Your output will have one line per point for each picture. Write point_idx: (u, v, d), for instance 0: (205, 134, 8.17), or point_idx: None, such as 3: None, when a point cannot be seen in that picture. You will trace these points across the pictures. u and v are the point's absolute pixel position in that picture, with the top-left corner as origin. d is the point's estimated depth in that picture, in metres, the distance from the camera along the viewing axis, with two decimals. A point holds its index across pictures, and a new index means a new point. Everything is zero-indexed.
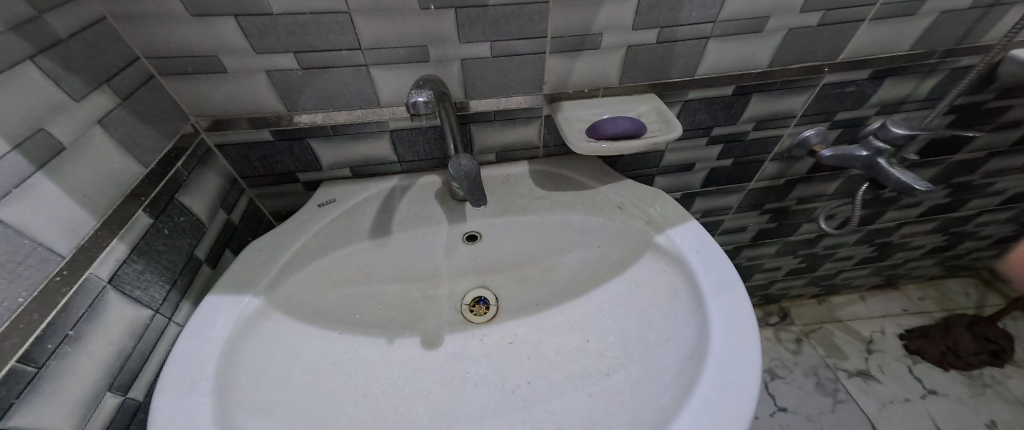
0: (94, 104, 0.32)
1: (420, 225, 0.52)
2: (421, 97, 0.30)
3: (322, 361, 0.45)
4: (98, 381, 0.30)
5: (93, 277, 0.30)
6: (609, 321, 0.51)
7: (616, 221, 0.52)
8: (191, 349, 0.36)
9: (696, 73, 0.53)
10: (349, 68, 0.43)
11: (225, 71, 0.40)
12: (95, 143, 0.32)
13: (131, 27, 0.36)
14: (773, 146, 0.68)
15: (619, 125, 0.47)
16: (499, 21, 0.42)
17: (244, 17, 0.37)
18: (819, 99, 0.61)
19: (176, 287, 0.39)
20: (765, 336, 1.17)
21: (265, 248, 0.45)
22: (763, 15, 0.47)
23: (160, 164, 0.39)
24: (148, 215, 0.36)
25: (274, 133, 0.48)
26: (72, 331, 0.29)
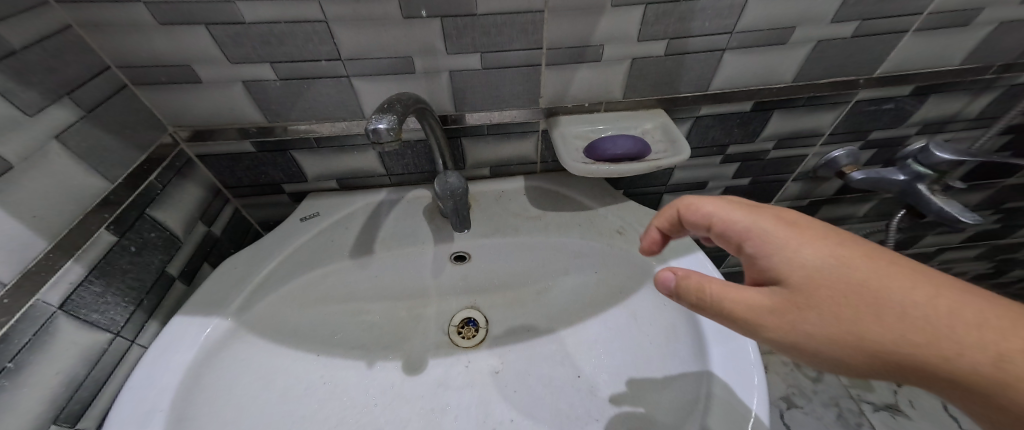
0: (51, 119, 0.30)
1: (405, 244, 0.48)
2: (382, 125, 0.28)
3: (294, 387, 0.42)
4: (39, 412, 0.29)
5: (39, 304, 0.29)
6: (604, 356, 0.46)
7: (615, 246, 0.47)
8: (148, 377, 0.34)
9: (710, 88, 0.48)
10: (330, 79, 0.41)
11: (200, 81, 0.38)
12: (51, 161, 0.30)
13: (99, 36, 0.34)
14: (796, 165, 0.63)
15: (620, 147, 0.43)
16: (489, 31, 0.38)
17: (214, 26, 0.35)
18: (850, 116, 0.55)
19: (141, 307, 0.37)
20: (783, 361, 1.10)
21: (241, 264, 0.43)
22: (789, 25, 0.42)
23: (129, 178, 0.37)
24: (112, 233, 0.35)
25: (255, 144, 0.46)
26: (11, 363, 0.27)
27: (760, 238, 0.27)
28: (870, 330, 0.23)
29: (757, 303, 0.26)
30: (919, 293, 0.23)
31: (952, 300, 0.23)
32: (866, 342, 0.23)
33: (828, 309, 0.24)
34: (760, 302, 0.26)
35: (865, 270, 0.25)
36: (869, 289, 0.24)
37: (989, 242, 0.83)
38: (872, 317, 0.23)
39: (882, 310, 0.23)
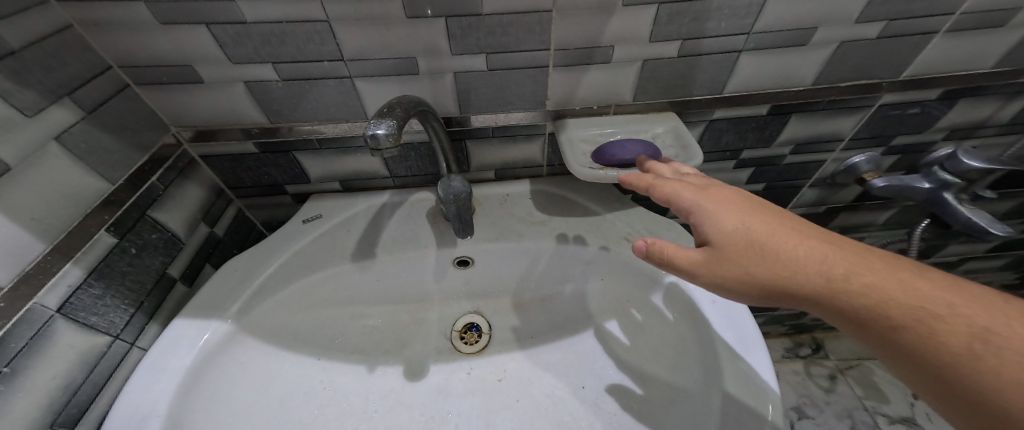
0: (50, 120, 0.30)
1: (407, 248, 0.47)
2: (381, 130, 0.27)
3: (294, 391, 0.42)
4: (34, 416, 0.29)
5: (37, 307, 0.29)
6: (610, 367, 0.45)
7: (622, 254, 0.45)
8: (145, 381, 0.33)
9: (725, 90, 0.46)
10: (332, 80, 0.40)
11: (201, 81, 0.38)
12: (49, 162, 0.30)
13: (100, 36, 0.33)
14: (814, 171, 0.60)
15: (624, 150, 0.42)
16: (495, 32, 0.37)
17: (215, 26, 0.34)
18: (873, 121, 0.52)
19: (141, 310, 0.37)
20: (794, 370, 1.07)
21: (242, 266, 0.43)
22: (810, 26, 0.40)
23: (130, 180, 0.37)
24: (113, 235, 0.35)
25: (258, 145, 0.45)
26: (8, 367, 0.27)
27: (700, 207, 0.30)
28: (784, 276, 0.26)
29: (691, 255, 0.29)
30: (816, 248, 0.26)
31: (847, 255, 0.25)
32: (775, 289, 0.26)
33: (744, 263, 0.27)
34: (692, 255, 0.29)
35: (778, 230, 0.27)
36: (781, 248, 0.27)
37: (1015, 252, 0.79)
38: (780, 269, 0.26)
39: (787, 263, 0.26)
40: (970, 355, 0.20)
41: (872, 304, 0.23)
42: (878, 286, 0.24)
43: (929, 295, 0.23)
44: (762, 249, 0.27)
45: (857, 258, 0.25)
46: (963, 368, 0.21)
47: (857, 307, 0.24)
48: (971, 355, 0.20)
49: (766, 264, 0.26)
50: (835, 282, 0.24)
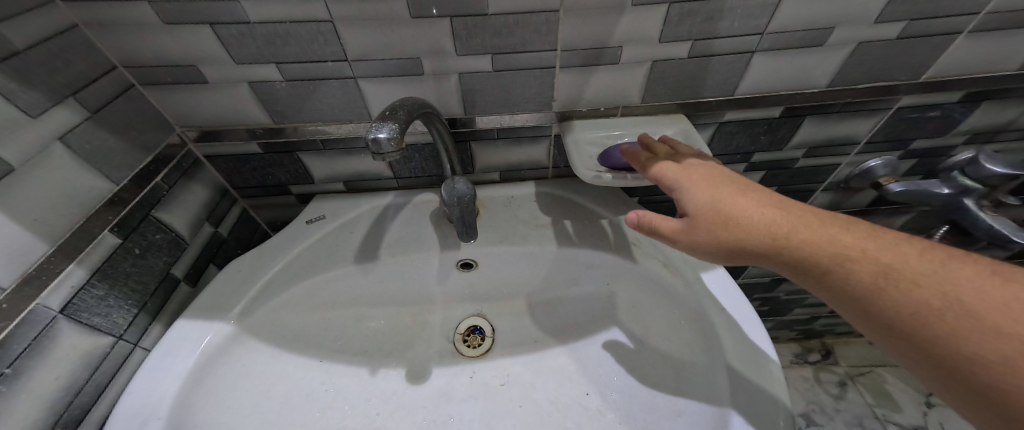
0: (54, 121, 0.30)
1: (410, 250, 0.47)
2: (383, 134, 0.26)
3: (296, 394, 0.42)
4: (37, 417, 0.29)
5: (40, 308, 0.29)
6: (614, 374, 0.44)
7: (628, 259, 0.45)
8: (147, 382, 0.33)
9: (737, 92, 0.45)
10: (336, 81, 0.39)
11: (206, 81, 0.38)
12: (53, 163, 0.30)
13: (105, 36, 0.33)
14: (827, 174, 0.58)
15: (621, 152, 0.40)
16: (501, 32, 0.36)
17: (219, 26, 0.34)
18: (890, 124, 0.50)
19: (144, 310, 0.37)
20: (803, 376, 1.04)
21: (245, 267, 0.43)
22: (827, 25, 0.38)
23: (135, 180, 0.37)
24: (117, 235, 0.35)
25: (262, 146, 0.45)
26: (9, 368, 0.27)
27: (682, 184, 0.33)
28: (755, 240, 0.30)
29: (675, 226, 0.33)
30: (772, 213, 0.31)
31: (795, 217, 0.30)
32: (742, 251, 0.30)
33: (718, 232, 0.31)
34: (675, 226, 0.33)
35: (744, 200, 0.31)
36: (748, 217, 0.30)
37: None
38: (748, 234, 0.30)
39: (752, 229, 0.30)
40: (886, 289, 0.26)
41: (815, 255, 0.29)
42: (817, 241, 0.29)
43: (852, 243, 0.28)
44: (733, 218, 0.31)
45: (802, 219, 0.30)
46: (883, 299, 0.26)
47: (804, 260, 0.29)
48: (887, 288, 0.26)
49: (737, 230, 0.30)
50: (787, 241, 0.29)
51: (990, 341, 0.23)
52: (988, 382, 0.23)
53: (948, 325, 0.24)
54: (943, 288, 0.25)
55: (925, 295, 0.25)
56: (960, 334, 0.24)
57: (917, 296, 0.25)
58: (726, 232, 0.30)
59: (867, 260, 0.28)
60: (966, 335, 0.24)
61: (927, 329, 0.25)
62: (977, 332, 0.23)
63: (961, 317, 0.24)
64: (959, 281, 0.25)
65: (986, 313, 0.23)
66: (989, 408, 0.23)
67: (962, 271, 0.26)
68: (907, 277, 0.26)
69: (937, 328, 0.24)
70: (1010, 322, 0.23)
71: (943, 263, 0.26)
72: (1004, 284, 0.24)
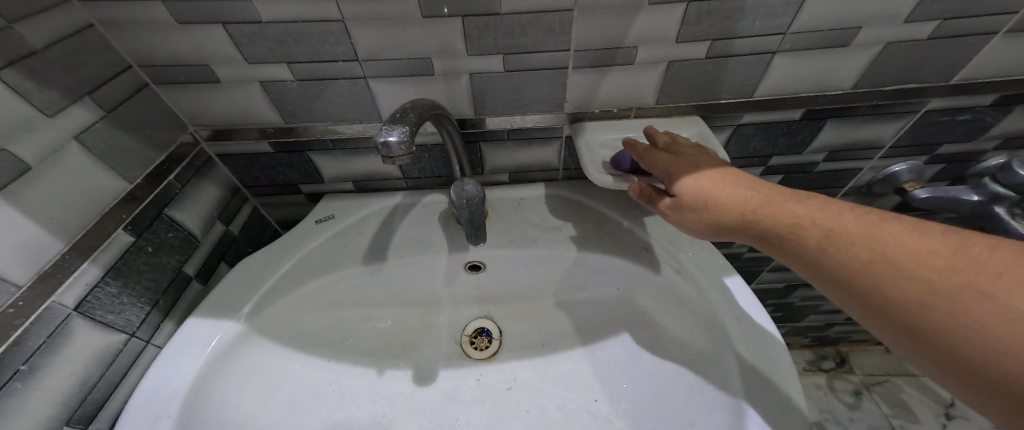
0: (70, 120, 0.30)
1: (418, 252, 0.47)
2: (393, 138, 0.26)
3: (303, 393, 0.42)
4: (52, 413, 0.29)
5: (55, 305, 0.29)
6: (624, 381, 0.43)
7: (640, 265, 0.44)
8: (159, 380, 0.34)
9: (756, 94, 0.43)
10: (347, 80, 0.39)
11: (218, 80, 0.38)
12: (69, 162, 0.30)
13: (120, 35, 0.34)
14: (848, 179, 0.56)
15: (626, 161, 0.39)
16: (513, 32, 0.36)
17: (231, 26, 0.34)
18: (917, 127, 0.48)
19: (157, 308, 0.37)
20: (816, 384, 1.02)
21: (255, 266, 0.43)
22: (853, 25, 0.37)
23: (148, 178, 0.37)
24: (130, 233, 0.35)
25: (273, 145, 0.45)
26: (26, 365, 0.27)
27: (663, 167, 0.35)
28: (723, 216, 0.32)
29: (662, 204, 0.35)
30: (734, 189, 0.32)
31: (759, 192, 0.32)
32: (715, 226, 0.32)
33: (695, 209, 0.33)
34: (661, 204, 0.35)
35: (716, 179, 0.33)
36: (723, 196, 0.32)
37: None
38: (718, 209, 0.32)
39: (723, 205, 0.32)
40: (826, 249, 0.27)
41: (767, 224, 0.30)
42: (773, 212, 0.30)
43: (802, 211, 0.29)
44: (706, 196, 0.33)
45: (765, 193, 0.31)
46: (824, 259, 0.27)
47: (761, 230, 0.30)
48: (827, 248, 0.27)
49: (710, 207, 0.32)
50: (749, 214, 0.31)
51: (914, 288, 0.24)
52: (914, 326, 0.23)
53: (877, 277, 0.25)
54: (873, 242, 0.26)
55: (858, 251, 0.26)
56: (888, 284, 0.24)
57: (852, 253, 0.26)
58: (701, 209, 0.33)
59: (812, 223, 0.29)
60: (893, 283, 0.24)
61: (860, 282, 0.26)
62: (902, 280, 0.24)
63: (888, 268, 0.25)
64: (885, 234, 0.26)
65: (910, 262, 0.24)
66: (921, 351, 0.24)
67: (893, 225, 0.26)
68: (844, 236, 0.27)
69: (869, 281, 0.25)
70: (929, 267, 0.23)
71: (877, 219, 0.27)
72: (928, 235, 0.25)
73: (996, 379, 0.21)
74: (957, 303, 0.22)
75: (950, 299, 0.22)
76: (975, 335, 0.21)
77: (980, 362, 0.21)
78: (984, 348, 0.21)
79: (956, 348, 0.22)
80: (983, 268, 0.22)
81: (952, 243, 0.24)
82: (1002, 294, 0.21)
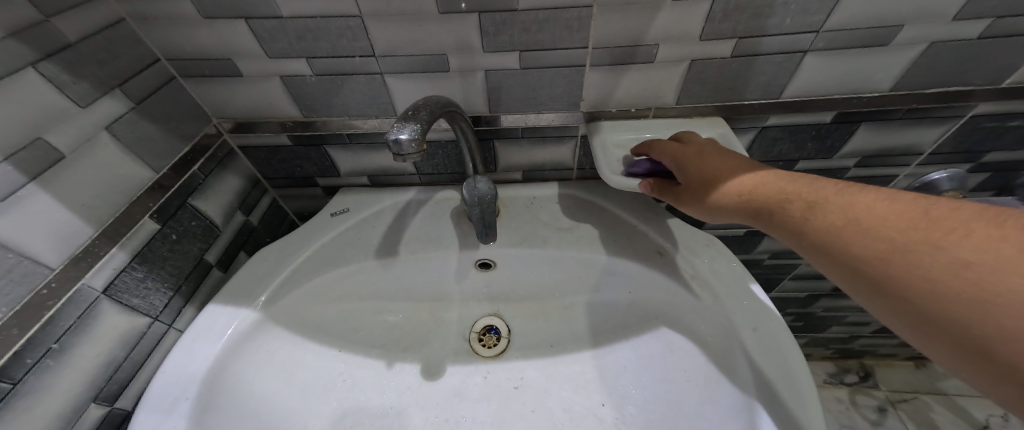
0: (102, 111, 0.32)
1: (429, 248, 0.47)
2: (404, 135, 0.26)
3: (314, 382, 0.43)
4: (80, 391, 0.31)
5: (85, 288, 0.31)
6: (633, 387, 0.43)
7: (654, 270, 0.43)
8: (179, 363, 0.35)
9: (784, 95, 0.41)
10: (364, 76, 0.39)
11: (241, 75, 0.39)
12: (100, 151, 0.32)
13: (150, 29, 0.35)
14: (881, 186, 0.53)
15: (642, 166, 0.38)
16: (530, 28, 0.35)
17: (253, 21, 0.34)
18: (962, 133, 0.45)
19: (179, 293, 0.39)
20: (837, 398, 0.98)
21: (273, 257, 0.44)
22: (894, 23, 0.34)
23: (173, 169, 0.38)
24: (156, 221, 0.36)
25: (292, 138, 0.46)
26: (56, 344, 0.29)
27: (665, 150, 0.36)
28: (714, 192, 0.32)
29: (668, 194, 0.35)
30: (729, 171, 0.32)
31: (757, 174, 0.31)
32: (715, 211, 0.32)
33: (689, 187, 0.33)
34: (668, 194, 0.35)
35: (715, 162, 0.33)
36: (719, 175, 0.32)
37: None
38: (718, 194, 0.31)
39: (724, 190, 0.31)
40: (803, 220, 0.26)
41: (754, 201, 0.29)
42: (765, 189, 0.29)
43: (790, 188, 0.29)
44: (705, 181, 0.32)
45: (761, 174, 0.31)
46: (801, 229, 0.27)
47: (750, 208, 0.30)
48: (803, 220, 0.26)
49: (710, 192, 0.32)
50: (746, 194, 0.30)
51: (884, 251, 0.22)
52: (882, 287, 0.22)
53: (848, 241, 0.24)
54: (847, 209, 0.25)
55: (830, 219, 0.25)
56: (859, 249, 0.23)
57: (826, 221, 0.25)
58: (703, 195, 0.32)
59: (798, 197, 0.28)
60: (863, 245, 0.23)
61: (832, 248, 0.24)
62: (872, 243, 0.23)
63: (856, 232, 0.24)
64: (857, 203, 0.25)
65: (877, 225, 0.23)
66: (897, 313, 0.22)
67: (866, 194, 0.25)
68: (821, 207, 0.26)
69: (840, 245, 0.24)
70: (896, 228, 0.22)
71: (854, 190, 0.26)
72: (896, 200, 0.24)
73: (967, 334, 0.19)
74: (924, 260, 0.21)
75: (914, 260, 0.21)
76: (938, 291, 0.20)
77: (952, 318, 0.19)
78: (950, 301, 0.19)
79: (929, 308, 0.20)
80: (945, 226, 0.21)
81: (917, 205, 0.23)
82: (958, 248, 0.20)
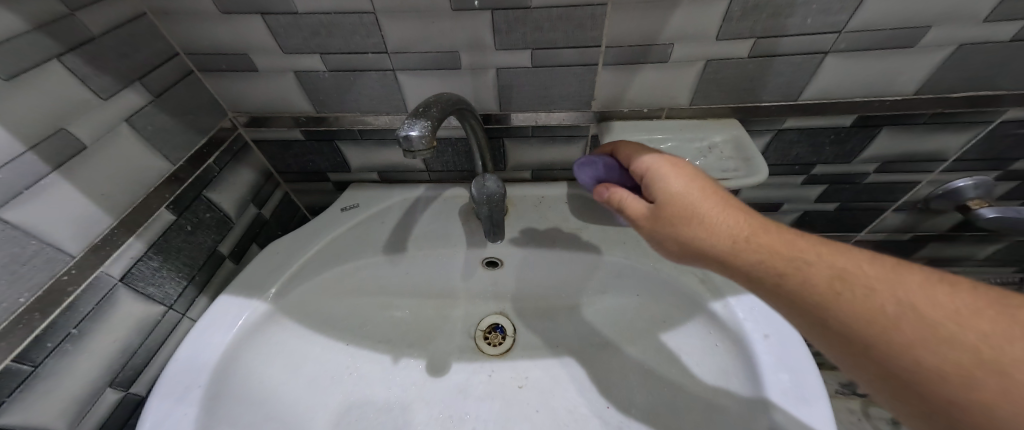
0: (122, 103, 0.32)
1: (437, 245, 0.47)
2: (414, 131, 0.26)
3: (321, 375, 0.43)
4: (98, 376, 0.31)
5: (103, 275, 0.31)
6: (639, 390, 0.42)
7: (663, 273, 0.42)
8: (192, 352, 0.36)
9: (802, 97, 0.40)
10: (376, 72, 0.40)
11: (256, 70, 0.39)
12: (119, 142, 0.32)
13: (169, 24, 0.35)
14: (902, 193, 0.51)
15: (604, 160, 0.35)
16: (543, 26, 0.35)
17: (269, 16, 0.35)
18: (990, 139, 0.43)
19: (193, 283, 0.39)
20: (849, 408, 0.95)
21: (284, 250, 0.45)
22: (922, 24, 0.33)
23: (189, 161, 0.39)
24: (171, 212, 0.37)
25: (304, 133, 0.47)
26: (75, 329, 0.29)
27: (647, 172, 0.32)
28: (706, 238, 0.28)
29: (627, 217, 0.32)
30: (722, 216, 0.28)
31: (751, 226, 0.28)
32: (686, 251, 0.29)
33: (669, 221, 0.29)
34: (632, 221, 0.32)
35: (707, 202, 0.28)
36: (706, 214, 0.28)
37: None
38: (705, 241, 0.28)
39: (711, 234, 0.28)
40: (804, 283, 0.25)
41: (744, 255, 0.27)
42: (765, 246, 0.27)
43: (790, 250, 0.26)
44: (691, 222, 0.28)
45: (751, 224, 0.28)
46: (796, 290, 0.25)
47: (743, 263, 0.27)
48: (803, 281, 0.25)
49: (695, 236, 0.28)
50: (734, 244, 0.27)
51: (887, 335, 0.22)
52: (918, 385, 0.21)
53: (901, 338, 0.22)
54: (895, 298, 0.23)
55: (878, 303, 0.23)
56: (915, 350, 0.21)
57: (868, 306, 0.23)
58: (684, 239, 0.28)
59: (806, 266, 0.25)
60: (923, 346, 0.21)
61: (880, 342, 0.22)
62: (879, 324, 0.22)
63: (912, 328, 0.22)
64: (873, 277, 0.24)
65: (937, 322, 0.21)
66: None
67: (912, 280, 0.23)
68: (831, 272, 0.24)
69: (890, 340, 0.22)
70: (913, 313, 0.22)
71: (894, 273, 0.24)
72: (949, 293, 0.22)
73: None
74: (994, 375, 0.19)
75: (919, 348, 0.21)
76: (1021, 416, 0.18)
77: None
78: None
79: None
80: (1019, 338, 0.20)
81: (974, 304, 0.22)
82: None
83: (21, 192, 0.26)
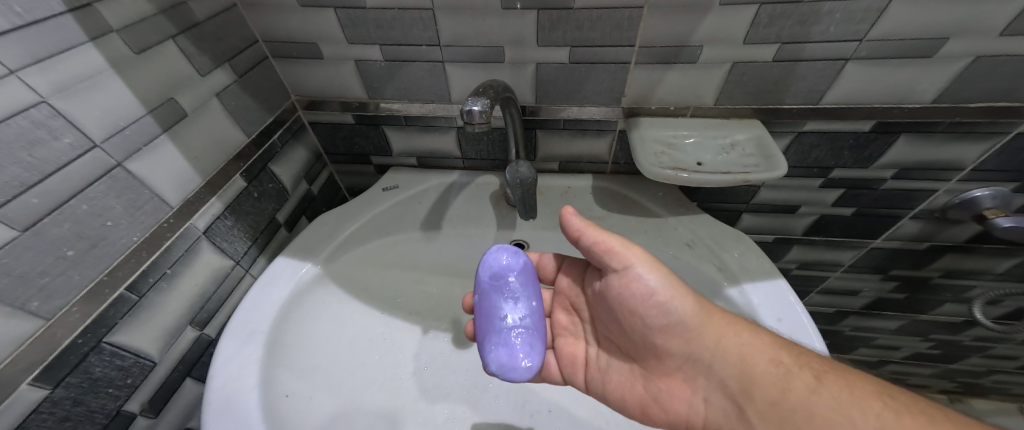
0: (214, 80, 0.37)
1: (470, 226, 0.51)
2: (475, 107, 0.30)
3: (361, 337, 0.47)
4: (182, 315, 0.36)
5: (191, 227, 0.36)
6: None
7: (680, 261, 0.45)
8: (256, 303, 0.40)
9: (822, 102, 0.43)
10: (427, 63, 0.44)
11: (322, 57, 0.44)
12: (210, 113, 0.37)
13: (254, 14, 0.40)
14: (919, 201, 0.53)
15: (489, 254, 0.40)
16: (584, 26, 0.38)
17: (341, 10, 0.39)
18: (1008, 150, 0.45)
19: (255, 244, 0.44)
20: None
21: (333, 220, 0.50)
22: (939, 36, 0.36)
23: (260, 135, 0.44)
24: (244, 179, 0.41)
25: (355, 117, 0.51)
26: (170, 269, 0.34)
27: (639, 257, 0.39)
28: (696, 318, 0.34)
29: (593, 251, 0.37)
30: (700, 298, 0.35)
31: (722, 321, 0.34)
32: (665, 319, 0.35)
33: (669, 282, 0.35)
34: (603, 258, 0.36)
35: (686, 289, 0.36)
36: (690, 300, 0.35)
37: None
38: (685, 305, 0.35)
39: (695, 317, 0.34)
40: (765, 363, 0.31)
41: (720, 338, 0.33)
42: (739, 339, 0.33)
43: (763, 352, 0.32)
44: (681, 289, 0.35)
45: (728, 321, 0.34)
46: (761, 371, 0.31)
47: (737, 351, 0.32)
48: (762, 363, 0.31)
49: (679, 304, 0.34)
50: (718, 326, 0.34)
51: (839, 419, 0.26)
52: None
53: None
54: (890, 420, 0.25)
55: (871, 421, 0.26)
56: None
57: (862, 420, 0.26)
58: (672, 300, 0.34)
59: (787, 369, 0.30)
60: None
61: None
62: (830, 407, 0.27)
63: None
64: (821, 366, 0.30)
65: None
66: None
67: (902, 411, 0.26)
68: (789, 354, 0.31)
69: None
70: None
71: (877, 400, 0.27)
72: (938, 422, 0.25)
73: None
74: None
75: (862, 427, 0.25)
76: None
77: None
78: None
79: None
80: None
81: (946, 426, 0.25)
82: None
83: (140, 148, 0.31)
